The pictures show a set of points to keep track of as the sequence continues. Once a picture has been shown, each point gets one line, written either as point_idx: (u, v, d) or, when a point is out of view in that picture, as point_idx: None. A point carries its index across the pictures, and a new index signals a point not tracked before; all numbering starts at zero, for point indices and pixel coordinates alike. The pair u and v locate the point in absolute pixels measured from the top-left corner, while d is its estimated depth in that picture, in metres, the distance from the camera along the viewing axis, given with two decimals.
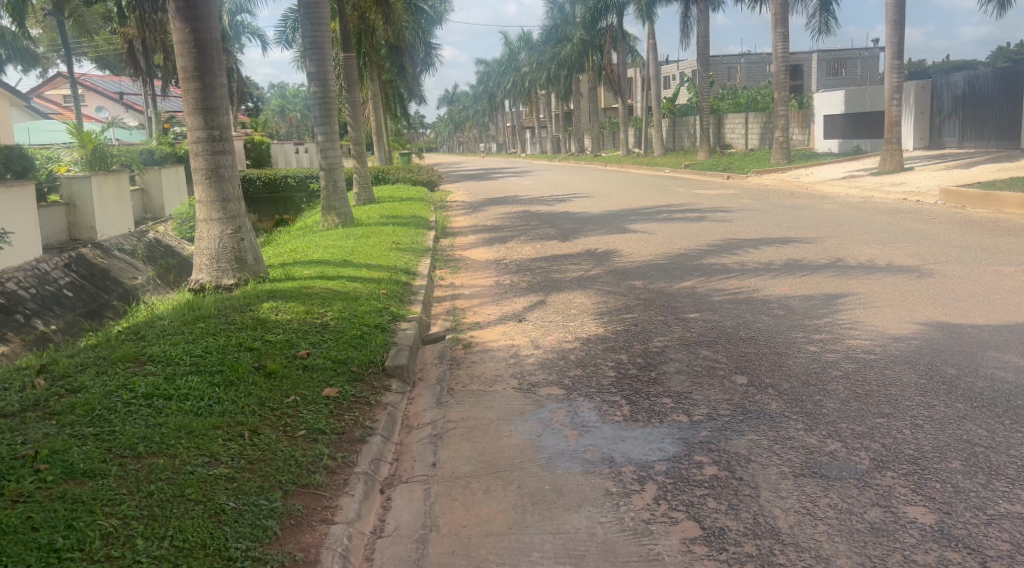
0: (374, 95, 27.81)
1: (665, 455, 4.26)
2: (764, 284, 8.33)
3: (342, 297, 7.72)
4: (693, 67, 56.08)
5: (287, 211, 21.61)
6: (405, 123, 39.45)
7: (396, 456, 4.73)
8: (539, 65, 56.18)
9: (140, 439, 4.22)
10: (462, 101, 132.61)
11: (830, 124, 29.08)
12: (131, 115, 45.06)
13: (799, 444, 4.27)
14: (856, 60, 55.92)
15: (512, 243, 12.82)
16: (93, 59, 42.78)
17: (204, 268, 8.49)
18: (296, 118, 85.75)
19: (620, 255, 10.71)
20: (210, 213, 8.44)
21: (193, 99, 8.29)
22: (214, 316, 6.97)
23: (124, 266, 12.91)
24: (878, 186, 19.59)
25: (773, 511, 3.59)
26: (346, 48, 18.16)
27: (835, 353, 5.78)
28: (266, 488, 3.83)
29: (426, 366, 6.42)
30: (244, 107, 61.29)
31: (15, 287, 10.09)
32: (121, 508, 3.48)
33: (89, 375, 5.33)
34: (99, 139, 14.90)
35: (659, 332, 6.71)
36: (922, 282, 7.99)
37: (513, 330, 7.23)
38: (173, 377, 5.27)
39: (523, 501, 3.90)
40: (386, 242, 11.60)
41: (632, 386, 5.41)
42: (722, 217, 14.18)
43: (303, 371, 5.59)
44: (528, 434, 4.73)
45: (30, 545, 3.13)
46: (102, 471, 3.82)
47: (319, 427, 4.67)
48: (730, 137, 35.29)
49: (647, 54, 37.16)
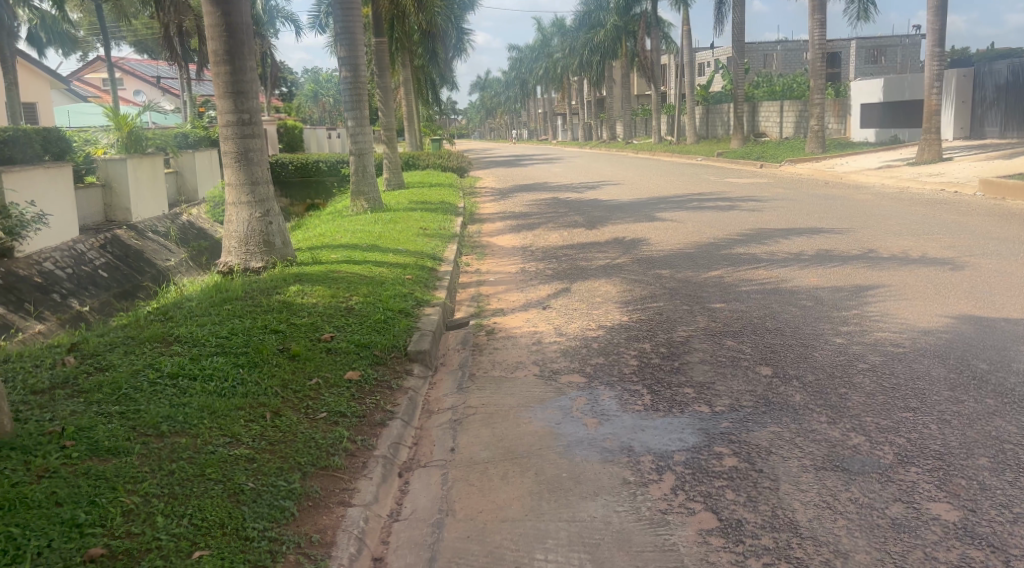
0: (405, 81, 27.85)
1: (684, 445, 4.23)
2: (792, 274, 8.23)
3: (367, 282, 7.74)
4: (728, 54, 55.48)
5: (318, 195, 21.80)
6: (435, 109, 39.44)
7: (416, 441, 4.74)
8: (571, 51, 55.88)
9: (164, 418, 4.28)
10: (493, 87, 132.34)
11: (867, 113, 28.56)
12: (168, 98, 45.54)
13: (822, 437, 4.21)
14: (898, 47, 54.85)
15: (540, 229, 12.80)
16: (131, 43, 43.33)
17: (232, 251, 8.58)
18: (329, 103, 86.18)
19: (648, 243, 10.65)
20: (239, 195, 8.51)
21: (223, 84, 8.37)
22: (242, 298, 7.04)
23: (157, 248, 13.20)
24: (915, 176, 19.22)
25: (792, 503, 3.55)
26: (378, 33, 18.11)
27: (862, 346, 5.70)
28: (286, 469, 3.87)
29: (448, 352, 6.43)
30: (279, 92, 61.94)
31: (52, 267, 10.32)
32: (142, 485, 3.54)
33: (117, 353, 5.43)
34: (136, 121, 15.04)
35: (684, 321, 6.66)
36: (957, 274, 7.83)
37: (537, 317, 7.23)
38: (198, 357, 5.34)
39: (539, 488, 3.89)
40: (414, 227, 11.64)
41: (654, 375, 5.38)
42: (752, 206, 14.01)
43: (327, 354, 5.63)
44: (547, 420, 4.73)
45: (53, 519, 3.19)
46: (126, 449, 3.88)
47: (340, 410, 4.71)
48: (764, 125, 34.80)
49: (681, 41, 36.75)
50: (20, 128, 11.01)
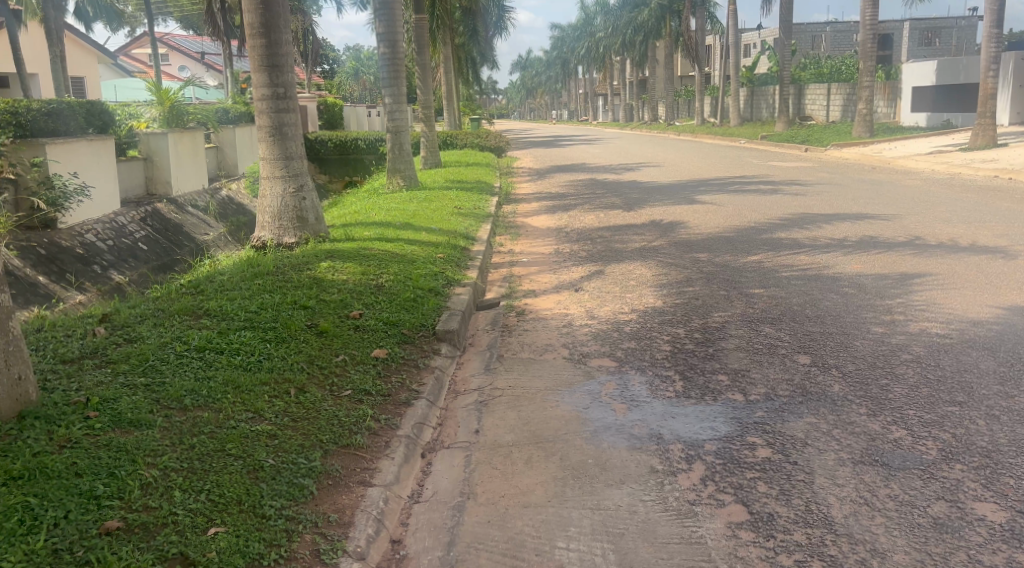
0: (446, 59, 27.74)
1: (716, 434, 4.09)
2: (835, 261, 7.98)
3: (399, 260, 7.68)
4: (775, 36, 54.40)
5: (357, 172, 21.84)
6: (475, 87, 39.21)
7: (441, 421, 4.65)
8: (614, 31, 55.23)
9: (188, 392, 4.25)
10: (534, 68, 131.58)
11: (918, 96, 27.73)
12: (213, 74, 46.02)
13: (861, 430, 4.03)
14: (953, 29, 53.19)
15: (576, 211, 12.63)
16: (177, 19, 43.85)
17: (266, 226, 8.56)
18: (371, 80, 86.45)
19: (687, 226, 10.43)
20: (273, 170, 8.47)
21: (259, 57, 8.33)
22: (273, 273, 7.02)
23: (196, 222, 13.32)
24: (967, 162, 18.63)
25: (828, 498, 3.39)
26: (418, 9, 17.92)
27: (907, 336, 5.47)
28: (307, 446, 3.82)
29: (478, 332, 6.34)
30: (321, 70, 62.29)
31: (93, 239, 10.43)
32: (162, 459, 3.50)
33: (147, 326, 5.43)
34: (177, 96, 15.12)
35: (721, 307, 6.48)
36: (1009, 264, 7.51)
37: (569, 299, 7.10)
38: (226, 332, 5.32)
39: (564, 473, 3.79)
40: (448, 206, 11.55)
41: (687, 361, 5.23)
42: (795, 189, 13.69)
43: (355, 332, 5.57)
44: (576, 405, 4.62)
45: (71, 490, 3.16)
46: (147, 422, 3.84)
47: (365, 388, 4.64)
48: (810, 108, 34.04)
49: (727, 20, 35.98)
50: (64, 100, 11.00)
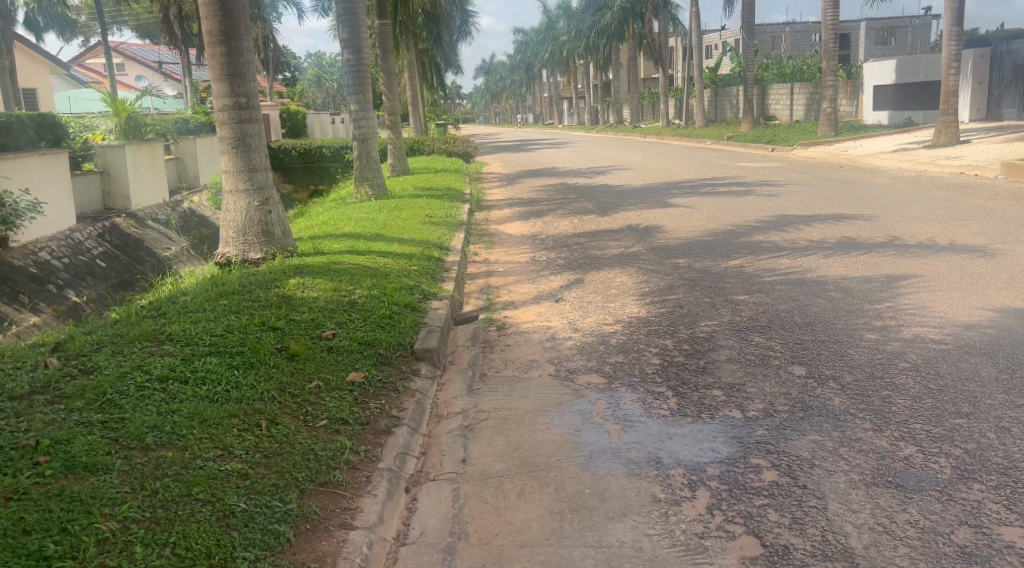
0: (410, 64, 27.40)
1: (718, 457, 3.87)
2: (817, 263, 7.84)
3: (371, 274, 7.38)
4: (736, 37, 54.85)
5: (323, 181, 21.44)
6: (440, 92, 38.85)
7: (424, 450, 4.38)
8: (577, 35, 55.26)
9: (150, 428, 3.93)
10: (497, 72, 131.51)
11: (879, 95, 28.01)
12: (171, 84, 45.16)
13: (869, 448, 3.83)
14: (908, 28, 54.09)
15: (549, 217, 12.41)
16: (133, 28, 42.98)
17: (230, 242, 8.22)
18: (333, 87, 85.58)
19: (663, 230, 10.27)
20: (237, 183, 8.13)
21: (219, 65, 7.98)
22: (239, 292, 6.68)
23: (157, 236, 12.87)
24: (932, 159, 18.78)
25: (844, 527, 3.18)
26: (381, 15, 17.58)
27: (901, 343, 5.30)
28: (282, 486, 3.52)
29: (457, 349, 6.07)
30: (282, 78, 61.59)
31: (48, 257, 9.97)
32: (122, 508, 3.18)
33: (104, 354, 5.08)
34: (134, 106, 14.64)
35: (707, 315, 6.28)
36: (991, 262, 7.43)
37: (550, 310, 6.85)
38: (191, 358, 4.99)
39: (561, 506, 3.53)
40: (420, 215, 11.25)
41: (679, 376, 5.01)
42: (767, 190, 13.61)
43: (328, 354, 5.27)
44: (566, 427, 4.36)
45: (18, 551, 2.83)
46: (106, 465, 3.51)
47: (342, 416, 4.35)
48: (774, 108, 34.28)
49: (689, 22, 36.08)
50: (14, 113, 10.62)
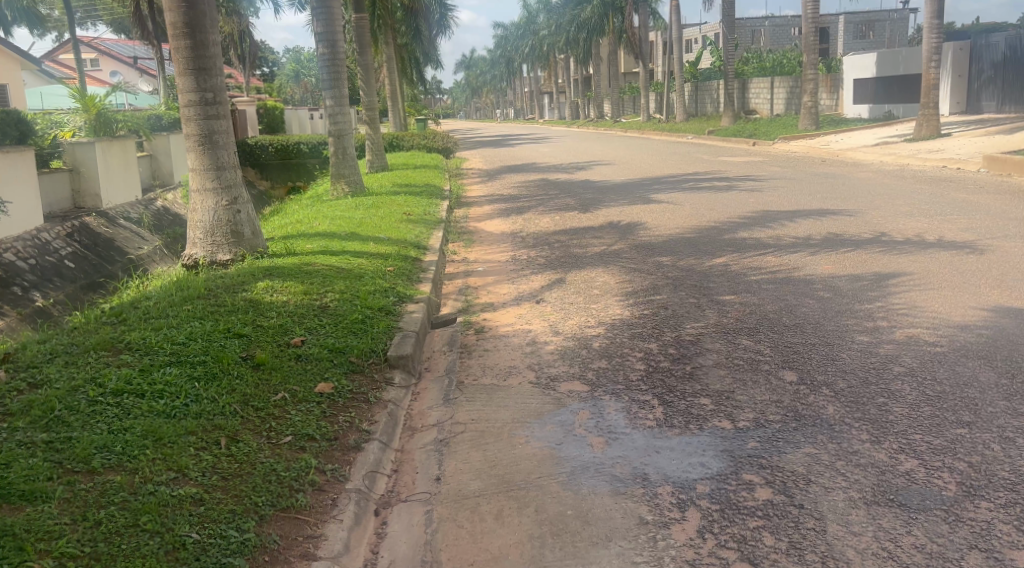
0: (388, 59, 27.01)
1: (708, 473, 3.63)
2: (804, 261, 7.63)
3: (345, 275, 7.09)
4: (716, 30, 54.78)
5: (300, 177, 21.07)
6: (419, 87, 38.44)
7: (396, 466, 4.12)
8: (558, 29, 54.96)
9: (99, 449, 3.64)
10: (478, 67, 131.10)
11: (860, 88, 27.96)
12: (146, 79, 44.46)
13: (868, 462, 3.61)
14: (886, 21, 54.22)
15: (530, 213, 12.16)
16: (107, 22, 42.21)
17: (197, 243, 7.90)
18: (312, 81, 84.79)
19: (645, 227, 10.04)
20: (204, 181, 7.80)
21: (183, 59, 7.64)
22: (205, 296, 6.37)
23: (129, 235, 12.48)
24: (914, 152, 18.69)
25: (846, 552, 2.95)
26: (358, 8, 17.19)
27: (895, 345, 5.10)
28: (239, 512, 3.25)
29: (434, 354, 5.81)
30: (260, 73, 60.94)
31: (13, 258, 9.59)
32: (59, 543, 2.89)
33: (56, 366, 4.77)
34: (104, 102, 14.23)
35: (693, 317, 6.05)
36: (981, 259, 7.25)
37: (530, 312, 6.60)
38: (149, 369, 4.69)
39: (541, 531, 3.28)
40: (397, 213, 10.96)
41: (665, 383, 4.77)
42: (750, 186, 13.43)
43: (296, 362, 4.99)
44: (547, 441, 4.12)
45: None
46: (46, 493, 3.23)
47: (308, 432, 4.08)
48: (755, 102, 34.19)
49: (669, 16, 35.86)
50: None
